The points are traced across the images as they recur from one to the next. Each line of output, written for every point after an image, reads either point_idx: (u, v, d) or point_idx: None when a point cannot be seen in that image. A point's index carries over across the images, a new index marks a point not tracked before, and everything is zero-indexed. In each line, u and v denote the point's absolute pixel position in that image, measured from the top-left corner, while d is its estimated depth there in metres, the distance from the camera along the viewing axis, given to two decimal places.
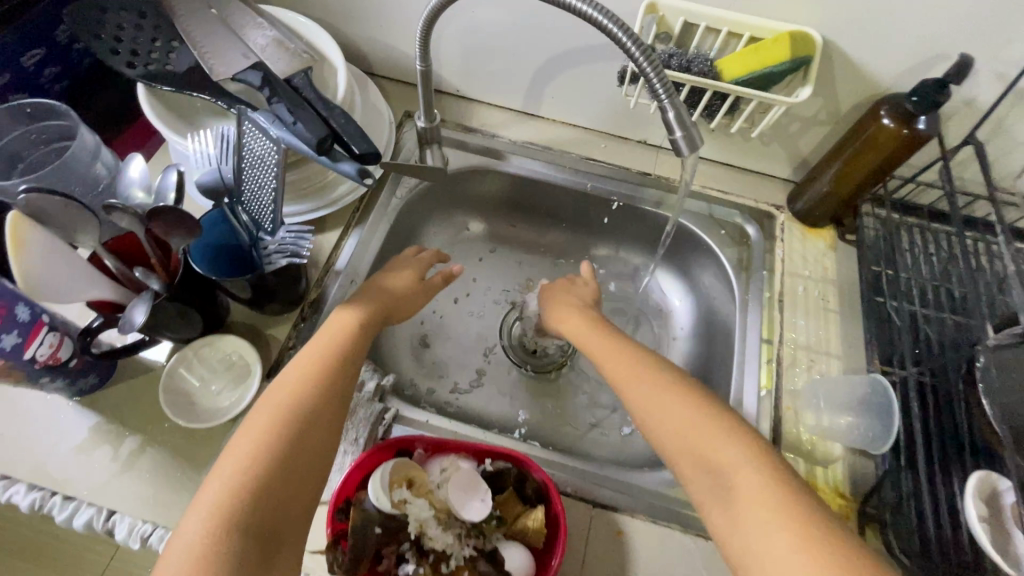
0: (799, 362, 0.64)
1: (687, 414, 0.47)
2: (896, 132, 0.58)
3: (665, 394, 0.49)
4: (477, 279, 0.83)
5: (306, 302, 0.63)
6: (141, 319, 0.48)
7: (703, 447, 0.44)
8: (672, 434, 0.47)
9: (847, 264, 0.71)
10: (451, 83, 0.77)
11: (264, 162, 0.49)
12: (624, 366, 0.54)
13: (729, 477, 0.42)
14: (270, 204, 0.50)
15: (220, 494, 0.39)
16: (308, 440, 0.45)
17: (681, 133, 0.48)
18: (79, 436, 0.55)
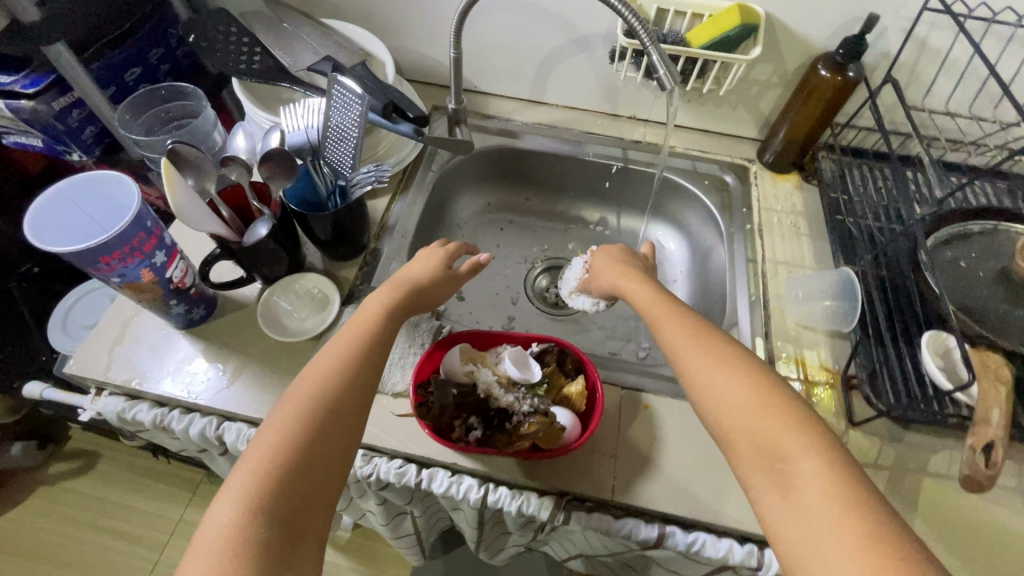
0: (780, 274, 0.77)
1: (739, 395, 0.45)
2: (832, 80, 0.74)
3: (713, 374, 0.47)
4: (501, 244, 0.96)
5: (367, 252, 0.76)
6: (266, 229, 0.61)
7: (755, 432, 0.43)
8: (721, 415, 0.45)
9: (812, 199, 0.85)
10: (470, 80, 0.93)
11: (347, 114, 0.62)
12: (676, 340, 0.52)
13: (780, 462, 0.41)
14: (352, 149, 0.63)
15: (242, 485, 0.42)
16: (327, 431, 0.46)
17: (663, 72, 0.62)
18: (186, 364, 0.65)
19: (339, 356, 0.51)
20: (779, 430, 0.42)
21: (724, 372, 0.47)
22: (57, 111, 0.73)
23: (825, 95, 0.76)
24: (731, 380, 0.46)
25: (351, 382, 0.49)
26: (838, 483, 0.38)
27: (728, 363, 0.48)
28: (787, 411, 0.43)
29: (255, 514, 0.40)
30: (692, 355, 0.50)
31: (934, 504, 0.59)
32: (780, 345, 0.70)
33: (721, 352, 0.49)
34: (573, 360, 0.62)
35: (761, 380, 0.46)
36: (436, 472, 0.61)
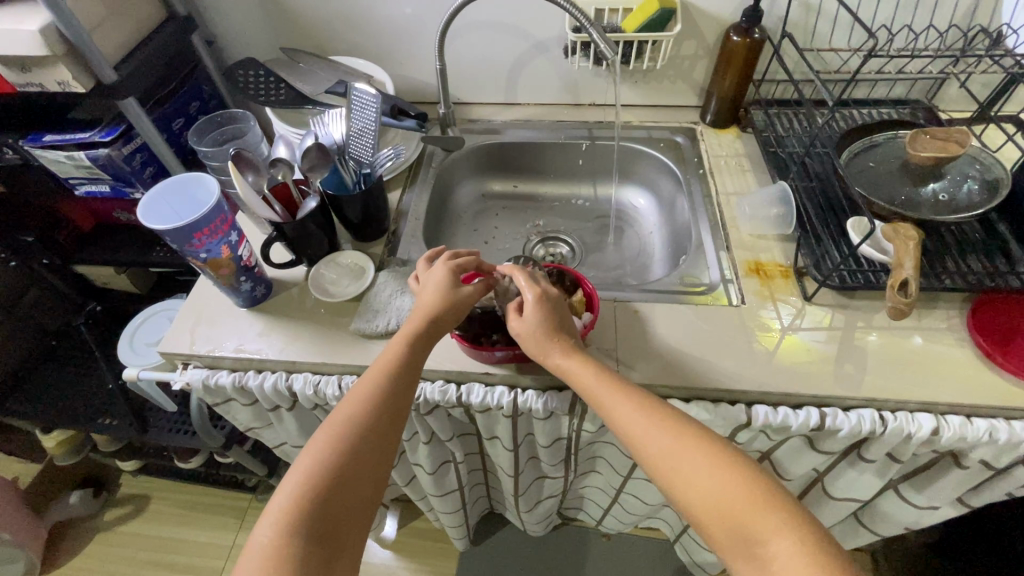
0: (732, 202, 0.92)
1: (714, 483, 0.52)
2: (743, 42, 0.92)
3: (699, 459, 0.53)
4: (498, 227, 1.10)
5: (389, 233, 0.91)
6: (314, 203, 0.76)
7: (734, 520, 0.50)
8: (699, 503, 0.52)
9: (750, 144, 1.01)
10: (454, 94, 1.12)
11: (365, 116, 0.81)
12: (637, 426, 0.57)
13: (761, 549, 0.48)
14: (371, 142, 0.82)
15: (271, 534, 0.51)
16: (343, 484, 0.54)
17: (605, 48, 0.80)
18: (252, 332, 0.78)
19: (328, 447, 0.56)
20: (760, 517, 0.49)
21: (698, 460, 0.53)
22: (125, 155, 0.89)
23: (741, 56, 0.94)
24: (699, 471, 0.53)
25: (353, 438, 0.57)
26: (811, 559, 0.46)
27: (694, 451, 0.54)
28: (768, 499, 0.50)
29: (282, 549, 0.50)
30: (659, 442, 0.55)
31: (883, 349, 0.72)
32: (741, 253, 0.85)
33: (686, 435, 0.55)
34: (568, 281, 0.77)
35: (733, 467, 0.52)
36: (472, 386, 0.73)
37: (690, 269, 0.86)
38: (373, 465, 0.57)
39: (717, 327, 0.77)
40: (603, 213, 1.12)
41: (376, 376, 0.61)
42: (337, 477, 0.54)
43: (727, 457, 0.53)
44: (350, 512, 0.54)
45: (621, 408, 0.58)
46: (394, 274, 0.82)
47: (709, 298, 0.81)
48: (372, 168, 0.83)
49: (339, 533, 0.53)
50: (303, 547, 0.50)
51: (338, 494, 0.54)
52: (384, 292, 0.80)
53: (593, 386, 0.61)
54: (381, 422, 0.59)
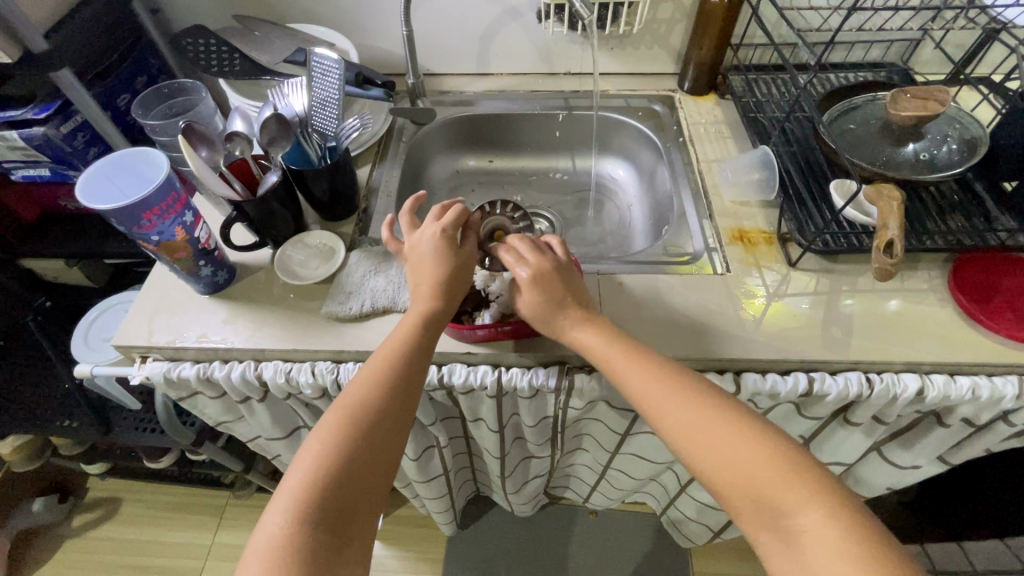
0: (713, 169, 0.90)
1: (739, 457, 0.51)
2: (721, 2, 0.89)
3: (724, 435, 0.52)
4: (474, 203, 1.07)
5: (360, 211, 0.86)
6: (276, 178, 0.71)
7: (759, 493, 0.49)
8: (726, 479, 0.51)
9: (730, 110, 0.99)
10: (423, 65, 1.06)
11: (329, 87, 0.77)
12: (654, 396, 0.56)
13: (789, 524, 0.47)
14: (335, 113, 0.78)
15: (278, 524, 0.51)
16: (348, 470, 0.54)
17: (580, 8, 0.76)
18: (216, 320, 0.73)
19: (334, 433, 0.55)
20: (788, 491, 0.48)
21: (725, 434, 0.52)
22: (65, 134, 0.82)
23: (719, 18, 0.91)
24: (721, 440, 0.52)
25: (357, 422, 0.56)
26: (840, 532, 0.45)
27: (719, 422, 0.53)
28: (796, 473, 0.49)
29: (295, 534, 0.50)
30: (677, 414, 0.54)
31: (869, 313, 0.72)
32: (724, 220, 0.83)
33: (710, 406, 0.54)
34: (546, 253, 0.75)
35: (760, 440, 0.51)
36: (454, 367, 0.70)
37: (674, 238, 0.83)
38: (379, 455, 0.56)
39: (703, 297, 0.75)
40: (582, 186, 1.09)
41: (380, 356, 0.60)
42: (341, 464, 0.54)
43: (753, 430, 0.52)
44: (356, 503, 0.53)
45: (637, 380, 0.57)
46: (366, 253, 0.78)
47: (694, 267, 0.79)
48: (339, 141, 0.79)
49: (346, 526, 0.52)
50: (312, 532, 0.50)
51: (346, 481, 0.53)
52: (356, 272, 0.75)
53: (612, 358, 0.59)
54: (391, 413, 0.57)
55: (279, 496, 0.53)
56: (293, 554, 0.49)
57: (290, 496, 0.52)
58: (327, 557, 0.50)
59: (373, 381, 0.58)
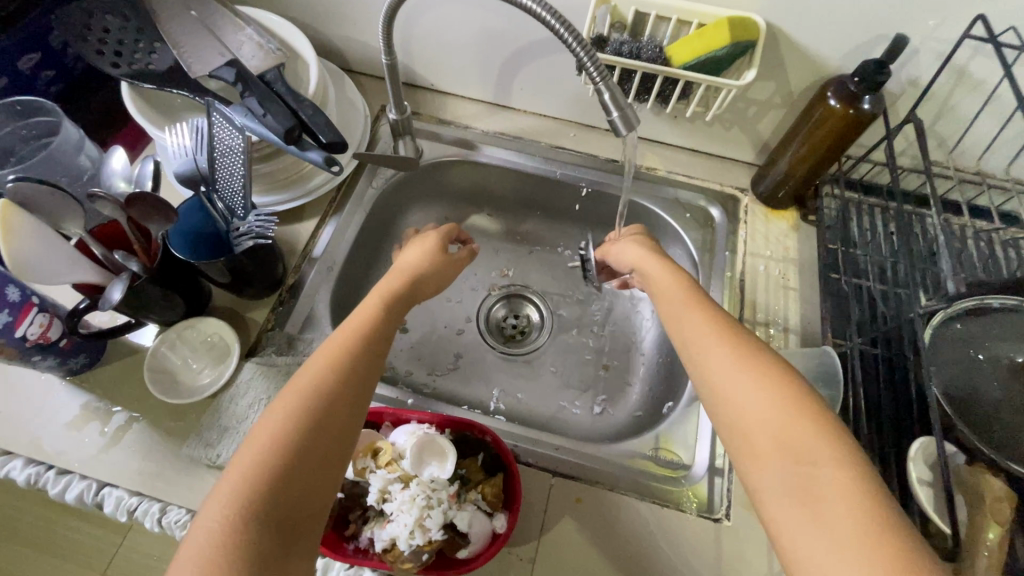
0: (757, 338, 0.66)
1: (763, 408, 0.40)
2: (843, 112, 0.61)
3: (762, 387, 0.41)
4: (466, 275, 0.86)
5: (284, 287, 0.67)
6: (118, 297, 0.51)
7: (785, 445, 0.38)
8: (752, 430, 0.40)
9: (808, 244, 0.73)
10: (425, 78, 0.81)
11: (233, 151, 0.53)
12: (704, 348, 0.46)
13: (800, 462, 0.37)
14: (241, 190, 0.53)
15: (267, 438, 0.39)
16: (348, 369, 0.45)
17: (617, 113, 0.48)
18: (67, 415, 0.58)
19: (348, 336, 0.48)
20: (812, 439, 0.38)
21: (740, 369, 0.43)
22: None
23: (834, 130, 0.63)
24: (760, 387, 0.41)
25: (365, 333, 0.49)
26: (852, 495, 0.35)
27: (763, 375, 0.42)
28: (814, 422, 0.38)
29: (285, 434, 0.40)
30: (706, 347, 0.46)
31: None
32: None
33: (738, 344, 0.45)
34: (489, 452, 0.55)
35: (788, 396, 0.40)
36: (333, 563, 0.51)
37: (671, 430, 0.63)
38: (368, 381, 0.46)
39: (683, 550, 0.54)
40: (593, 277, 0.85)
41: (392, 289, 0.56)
42: (342, 366, 0.45)
43: (775, 369, 0.42)
44: (345, 429, 0.42)
45: (690, 328, 0.48)
46: (265, 368, 0.60)
47: (684, 495, 0.57)
48: (246, 215, 0.55)
49: (319, 427, 0.41)
50: (298, 448, 0.39)
51: (346, 387, 0.44)
52: (243, 399, 0.58)
53: (673, 303, 0.52)
54: (382, 325, 0.51)
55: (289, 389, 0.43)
56: (278, 466, 0.38)
57: (300, 387, 0.43)
58: (301, 469, 0.39)
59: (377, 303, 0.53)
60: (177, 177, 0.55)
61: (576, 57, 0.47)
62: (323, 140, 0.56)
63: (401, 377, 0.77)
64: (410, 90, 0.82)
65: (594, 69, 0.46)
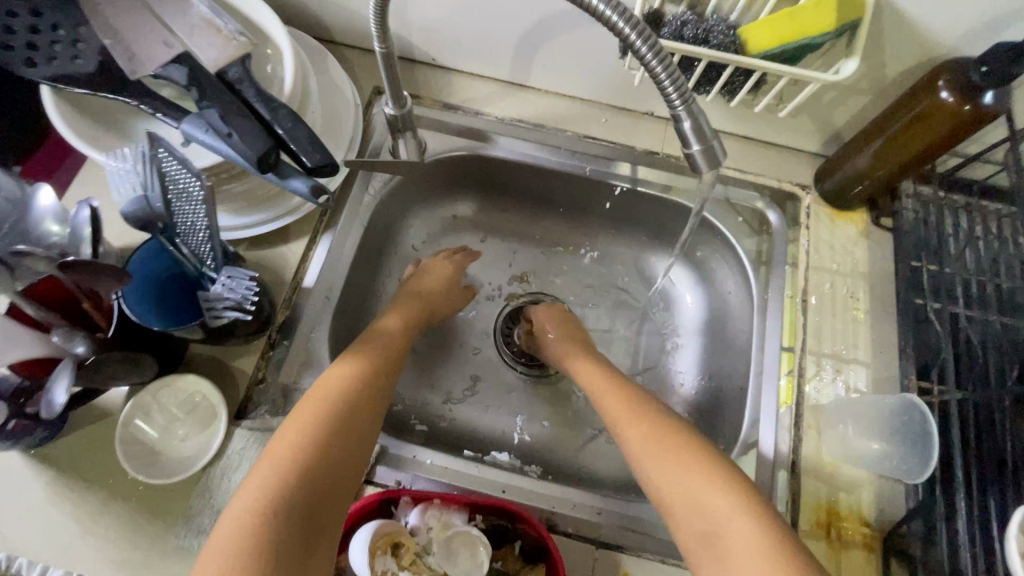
0: (824, 371, 0.58)
1: (680, 477, 0.45)
2: (955, 108, 0.49)
3: (681, 455, 0.46)
4: (480, 285, 0.75)
5: (273, 327, 0.57)
6: (60, 401, 0.41)
7: (684, 500, 0.43)
8: (664, 493, 0.45)
9: (880, 254, 0.63)
10: (426, 52, 0.67)
11: (190, 197, 0.43)
12: (626, 418, 0.52)
13: (696, 510, 0.42)
14: (208, 241, 0.46)
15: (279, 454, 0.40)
16: (354, 406, 0.46)
17: (698, 148, 0.40)
18: (34, 494, 0.49)
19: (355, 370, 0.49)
20: (709, 490, 0.42)
21: (656, 448, 0.48)
22: None
23: (938, 128, 0.51)
24: (676, 450, 0.47)
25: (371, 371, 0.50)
26: (765, 542, 0.38)
27: (674, 435, 0.48)
28: (719, 473, 0.44)
29: (297, 450, 0.41)
30: (634, 433, 0.50)
31: None
32: (807, 480, 0.54)
33: (650, 414, 0.51)
34: (529, 540, 0.46)
35: (710, 468, 0.44)
36: None
37: None
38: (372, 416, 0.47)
39: None
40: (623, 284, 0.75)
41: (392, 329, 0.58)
42: (353, 396, 0.47)
43: (686, 443, 0.47)
44: (359, 431, 0.45)
45: (618, 408, 0.54)
46: (261, 433, 0.52)
47: None
48: (218, 274, 0.47)
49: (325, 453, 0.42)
50: (308, 465, 0.40)
51: (350, 418, 0.45)
52: (238, 472, 0.50)
53: (605, 384, 0.57)
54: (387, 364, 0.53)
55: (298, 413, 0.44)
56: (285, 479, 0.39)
57: (310, 412, 0.44)
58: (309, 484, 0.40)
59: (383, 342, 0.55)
60: (127, 220, 0.43)
61: (652, 72, 0.37)
62: (309, 164, 0.44)
63: (412, 409, 0.67)
64: (409, 68, 0.68)
65: (675, 89, 0.37)
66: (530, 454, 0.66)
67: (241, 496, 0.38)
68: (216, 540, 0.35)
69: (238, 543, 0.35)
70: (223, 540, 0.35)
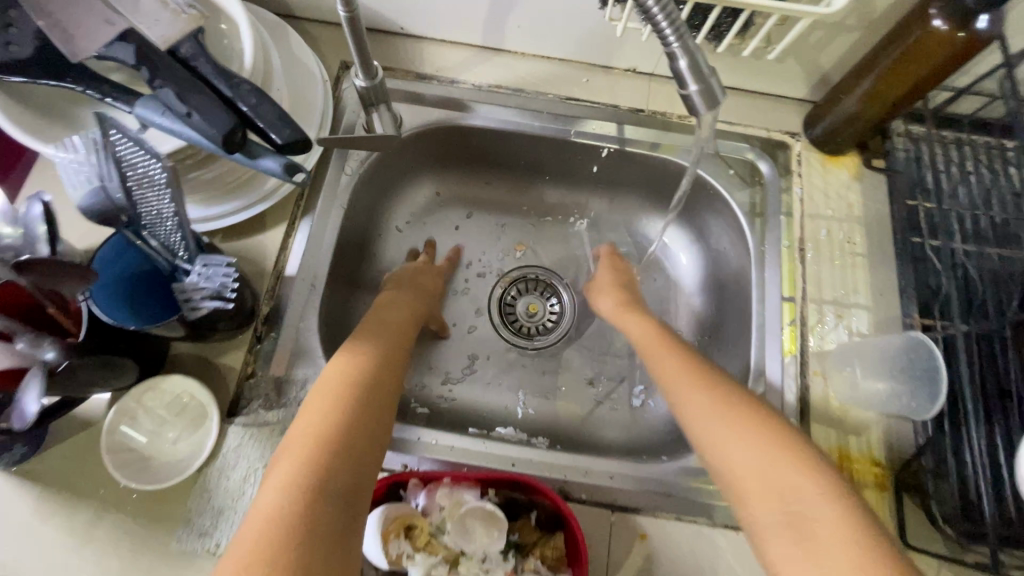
0: (825, 319, 0.57)
1: (749, 449, 0.42)
2: (950, 37, 0.47)
3: (744, 427, 0.44)
4: (469, 262, 0.73)
5: (259, 319, 0.54)
6: (36, 408, 0.38)
7: (761, 477, 0.41)
8: (733, 467, 0.43)
9: (873, 196, 0.62)
10: (394, 21, 0.63)
11: (155, 185, 0.40)
12: (682, 380, 0.50)
13: (778, 491, 0.39)
14: (179, 230, 0.44)
15: (304, 449, 0.39)
16: (375, 393, 0.45)
17: (697, 86, 0.40)
18: (21, 511, 0.47)
19: (365, 361, 0.48)
20: (790, 472, 0.40)
21: (718, 419, 0.45)
22: None
23: (932, 60, 0.50)
24: (734, 423, 0.44)
25: (382, 361, 0.49)
26: (848, 523, 0.36)
27: (731, 406, 0.46)
28: (795, 451, 0.41)
29: (326, 446, 0.39)
30: (698, 402, 0.48)
31: None
32: (816, 427, 0.54)
33: (707, 380, 0.49)
34: (545, 510, 0.45)
35: (777, 441, 0.42)
36: None
37: None
38: (389, 401, 0.47)
39: None
40: (616, 250, 0.74)
41: (392, 315, 0.56)
42: (368, 385, 0.46)
43: (748, 409, 0.45)
44: (379, 421, 0.44)
45: (676, 368, 0.51)
46: (255, 428, 0.49)
47: None
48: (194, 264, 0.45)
49: (353, 444, 0.41)
50: (338, 458, 0.39)
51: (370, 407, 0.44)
52: (235, 471, 0.48)
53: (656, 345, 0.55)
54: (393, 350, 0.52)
55: (310, 410, 0.42)
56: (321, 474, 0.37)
57: (329, 405, 0.42)
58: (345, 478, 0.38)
59: (386, 328, 0.54)
60: (85, 215, 0.41)
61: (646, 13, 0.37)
62: (277, 141, 0.41)
63: (411, 392, 0.65)
64: (377, 39, 0.65)
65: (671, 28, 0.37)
66: (535, 427, 0.65)
67: (273, 487, 0.36)
68: (250, 526, 0.34)
69: (272, 532, 0.33)
70: (259, 528, 0.34)
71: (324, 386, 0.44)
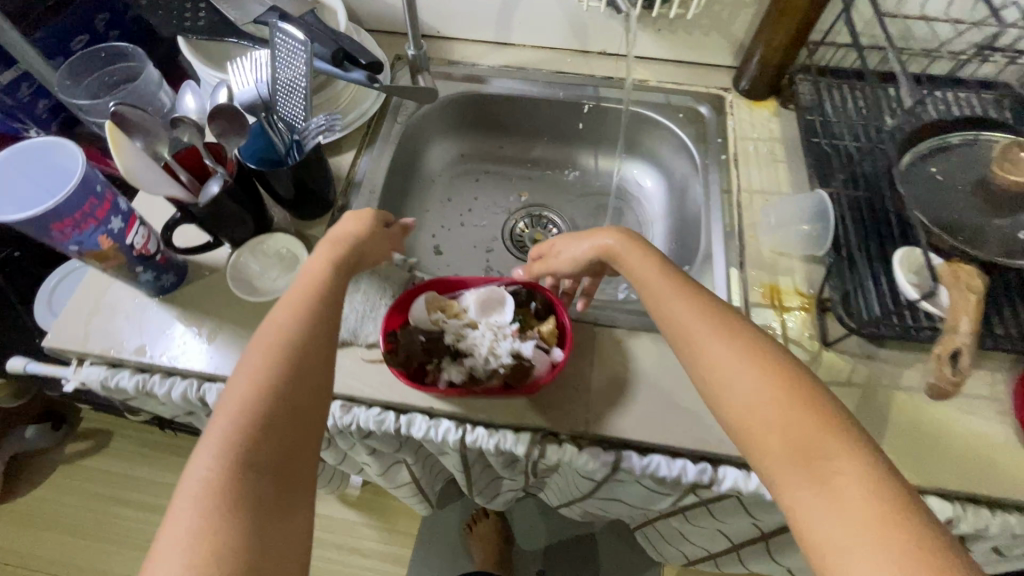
0: (755, 203, 0.76)
1: (768, 407, 0.43)
2: None
3: (770, 391, 0.44)
4: (487, 200, 0.94)
5: (335, 208, 0.75)
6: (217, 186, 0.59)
7: (785, 438, 0.42)
8: (754, 425, 0.43)
9: (789, 124, 0.82)
10: (433, 26, 0.90)
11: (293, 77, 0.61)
12: (703, 337, 0.48)
13: (810, 456, 0.40)
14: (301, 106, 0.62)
15: (212, 467, 0.40)
16: (296, 385, 0.46)
17: None
18: (165, 324, 0.66)
19: (273, 356, 0.46)
20: (820, 436, 0.41)
21: (749, 377, 0.45)
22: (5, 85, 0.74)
23: (799, 11, 0.73)
24: (756, 388, 0.44)
25: (300, 344, 0.48)
26: (871, 486, 0.38)
27: (754, 364, 0.46)
28: (823, 416, 0.42)
29: (237, 463, 0.41)
30: (719, 358, 0.47)
31: (906, 418, 0.60)
32: (753, 272, 0.70)
33: (732, 333, 0.48)
34: (541, 301, 0.64)
35: (799, 401, 0.43)
36: (414, 418, 0.61)
37: (692, 286, 0.71)
38: (310, 391, 0.46)
39: None
40: (601, 189, 0.94)
41: (305, 292, 0.52)
42: (281, 385, 0.45)
43: (773, 364, 0.45)
44: (297, 416, 0.45)
45: (698, 328, 0.49)
46: None
47: None
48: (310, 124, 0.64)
49: (270, 454, 0.42)
50: (258, 473, 0.41)
51: (286, 406, 0.44)
52: None
53: (663, 288, 0.54)
54: (311, 329, 0.49)
55: (219, 422, 0.43)
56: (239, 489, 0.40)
57: (237, 416, 0.43)
58: (264, 491, 0.41)
59: (295, 320, 0.49)
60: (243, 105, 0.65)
61: None
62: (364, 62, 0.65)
63: None
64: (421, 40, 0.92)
65: None
66: None
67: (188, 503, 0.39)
68: (190, 510, 0.38)
69: (205, 531, 0.38)
70: (189, 524, 0.38)
71: (233, 393, 0.44)
